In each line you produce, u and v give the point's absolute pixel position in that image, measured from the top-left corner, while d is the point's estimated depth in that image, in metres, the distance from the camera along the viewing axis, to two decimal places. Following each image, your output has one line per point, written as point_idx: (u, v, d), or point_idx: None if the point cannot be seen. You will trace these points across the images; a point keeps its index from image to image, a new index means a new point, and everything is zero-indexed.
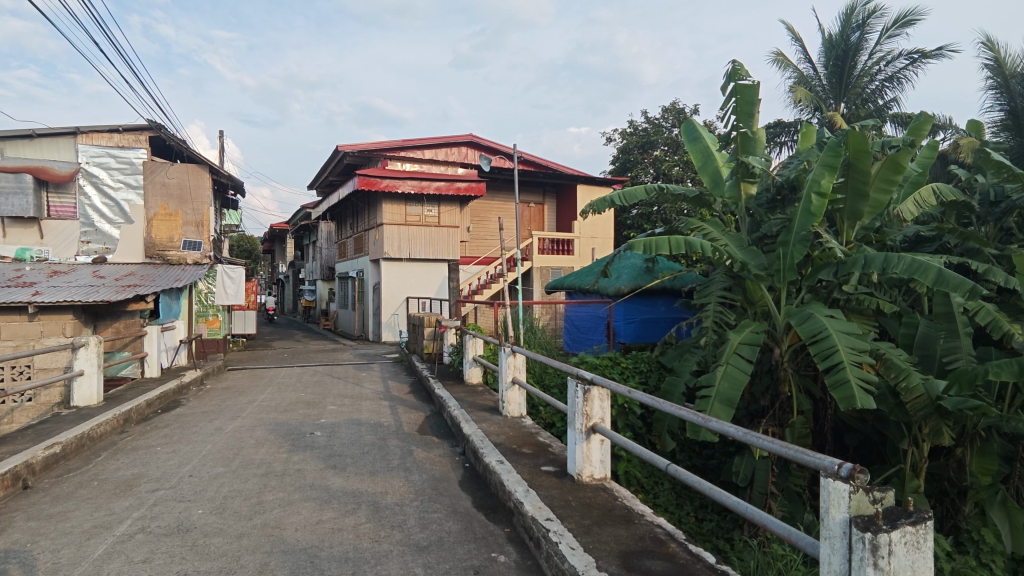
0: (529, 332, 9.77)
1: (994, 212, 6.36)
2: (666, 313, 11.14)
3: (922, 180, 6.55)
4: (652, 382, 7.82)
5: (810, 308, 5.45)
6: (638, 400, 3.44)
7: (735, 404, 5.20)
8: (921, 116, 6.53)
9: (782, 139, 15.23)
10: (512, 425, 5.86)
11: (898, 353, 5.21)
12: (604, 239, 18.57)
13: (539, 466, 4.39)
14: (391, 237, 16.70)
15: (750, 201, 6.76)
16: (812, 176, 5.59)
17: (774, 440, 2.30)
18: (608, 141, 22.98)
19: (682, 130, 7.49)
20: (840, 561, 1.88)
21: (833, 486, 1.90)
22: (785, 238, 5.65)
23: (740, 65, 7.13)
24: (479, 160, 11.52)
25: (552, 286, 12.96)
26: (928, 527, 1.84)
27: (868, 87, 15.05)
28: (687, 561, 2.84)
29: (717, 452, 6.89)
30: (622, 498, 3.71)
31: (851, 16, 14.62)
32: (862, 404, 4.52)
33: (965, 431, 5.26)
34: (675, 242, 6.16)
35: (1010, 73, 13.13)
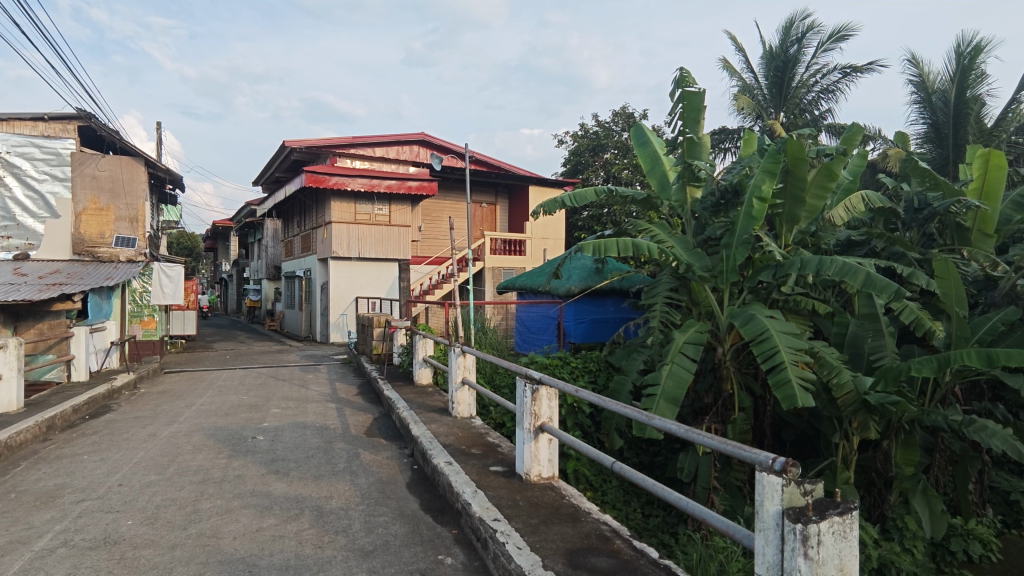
0: (480, 332, 9.75)
1: (917, 218, 6.75)
2: (614, 313, 11.32)
3: (853, 188, 6.93)
4: (600, 381, 7.91)
5: (751, 308, 5.65)
6: (585, 398, 3.48)
7: (679, 402, 5.33)
8: (853, 126, 6.88)
9: (725, 145, 15.76)
10: (462, 426, 5.82)
11: (831, 351, 5.45)
12: (555, 240, 18.76)
13: (487, 467, 4.37)
14: (339, 236, 16.34)
15: (695, 204, 6.97)
16: (753, 182, 5.81)
17: (714, 437, 2.36)
18: (560, 143, 23.19)
19: (632, 134, 7.64)
20: (774, 552, 1.95)
21: (767, 479, 1.96)
22: (728, 240, 5.86)
23: (687, 72, 7.32)
24: (430, 159, 11.40)
25: (504, 286, 13.00)
26: (854, 517, 1.92)
27: (806, 97, 15.77)
28: (631, 557, 2.88)
29: (663, 449, 7.05)
30: (569, 496, 3.74)
31: (790, 30, 15.28)
32: (801, 402, 4.71)
33: (890, 424, 5.57)
34: (623, 244, 6.29)
35: (932, 89, 14.04)
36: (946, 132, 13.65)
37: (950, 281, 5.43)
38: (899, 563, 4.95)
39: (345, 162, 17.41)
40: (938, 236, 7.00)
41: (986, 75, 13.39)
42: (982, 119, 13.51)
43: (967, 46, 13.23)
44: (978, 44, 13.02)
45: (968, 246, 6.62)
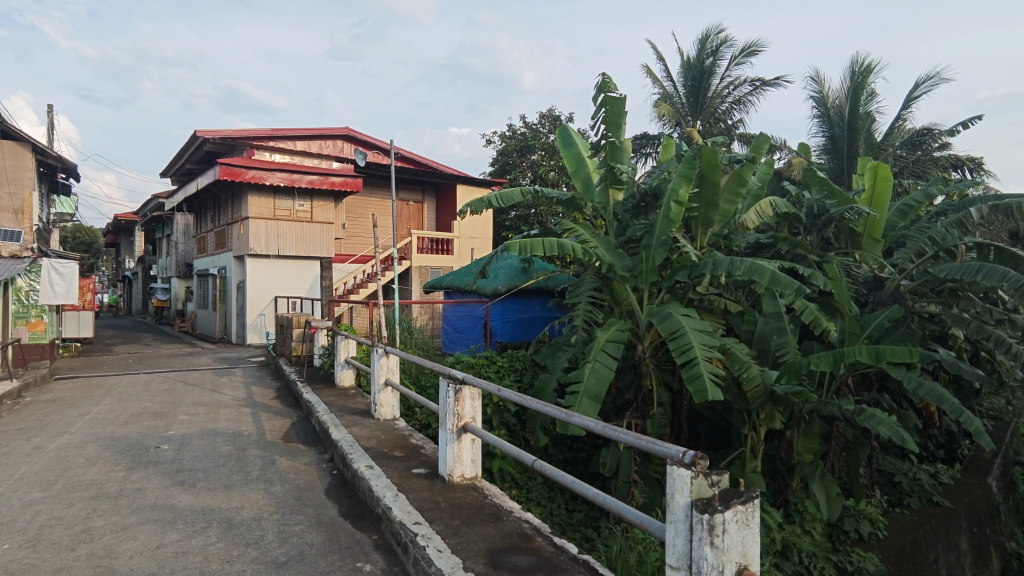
0: (405, 332, 9.57)
1: (817, 223, 7.25)
2: (540, 313, 11.53)
3: (761, 193, 7.43)
4: (526, 380, 7.95)
5: (668, 307, 5.88)
6: (508, 398, 3.52)
7: (601, 398, 5.46)
8: (761, 136, 7.31)
9: (646, 150, 16.35)
10: (384, 428, 5.69)
11: (741, 347, 5.76)
12: (482, 239, 18.74)
13: (410, 469, 4.29)
14: (257, 232, 15.55)
15: (618, 207, 7.16)
16: (671, 186, 6.05)
17: (631, 433, 2.43)
18: (488, 142, 23.28)
19: (557, 136, 7.75)
20: (683, 542, 2.03)
21: (678, 472, 2.04)
22: (648, 241, 6.08)
23: (609, 78, 7.50)
24: (354, 155, 11.06)
25: (430, 286, 12.86)
26: (756, 504, 2.02)
27: (720, 107, 16.62)
28: (551, 553, 2.91)
29: (586, 445, 7.20)
30: (491, 496, 3.73)
31: (706, 43, 16.05)
32: (712, 395, 4.95)
33: (793, 415, 5.96)
34: (548, 244, 6.38)
35: (830, 104, 15.21)
36: (841, 145, 14.82)
37: (844, 283, 5.91)
38: (799, 544, 5.33)
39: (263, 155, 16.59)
40: (834, 240, 7.59)
41: (875, 94, 14.67)
42: (872, 134, 14.78)
43: (859, 67, 14.43)
44: (869, 66, 14.23)
45: (860, 249, 7.22)
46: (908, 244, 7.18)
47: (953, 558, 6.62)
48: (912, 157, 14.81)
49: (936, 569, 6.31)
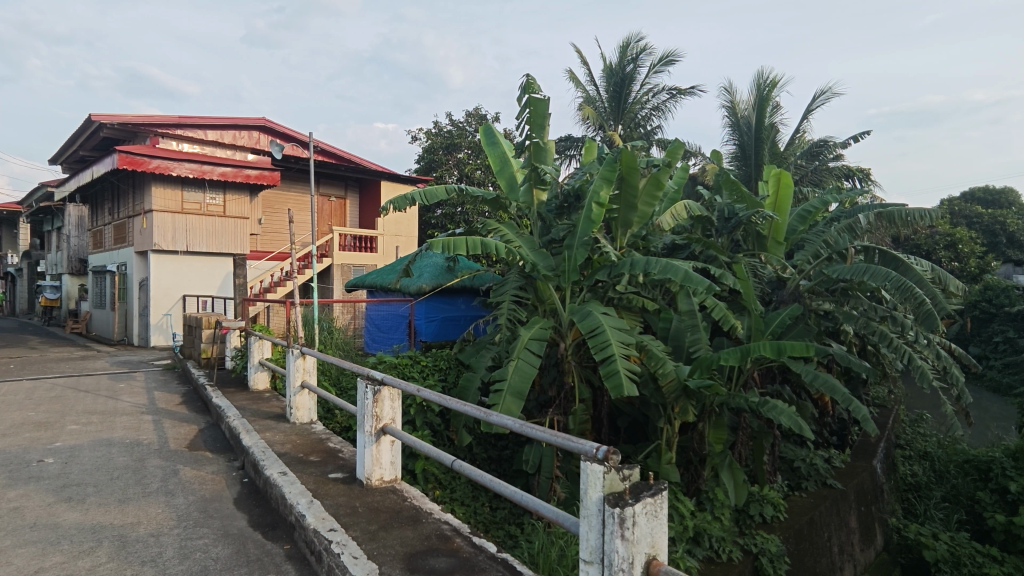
0: (326, 332, 9.23)
1: (727, 225, 7.69)
2: (465, 311, 11.56)
3: (677, 197, 7.81)
4: (451, 379, 7.84)
5: (589, 305, 6.02)
6: (427, 398, 3.52)
7: (525, 396, 5.51)
8: (677, 141, 7.63)
9: (570, 152, 16.70)
10: (300, 433, 5.45)
11: (657, 344, 5.98)
12: (407, 237, 18.43)
13: (326, 474, 4.14)
14: (161, 226, 14.49)
15: (541, 206, 7.24)
16: (592, 188, 6.21)
17: (548, 431, 2.50)
18: (413, 139, 22.94)
19: (482, 135, 7.72)
20: (596, 537, 2.09)
21: (591, 468, 2.10)
22: (570, 242, 6.19)
23: (533, 80, 7.56)
24: (270, 147, 10.52)
25: (352, 284, 12.49)
26: (665, 496, 2.08)
27: (640, 113, 17.20)
28: (470, 554, 2.90)
29: (510, 442, 7.21)
30: (411, 498, 3.67)
31: (627, 50, 16.58)
32: (628, 390, 5.11)
33: (704, 408, 6.26)
34: (471, 243, 6.38)
35: (739, 113, 16.13)
36: (749, 153, 15.77)
37: (749, 283, 6.29)
38: (710, 530, 5.61)
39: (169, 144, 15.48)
40: (743, 242, 8.06)
41: (779, 107, 15.73)
42: (776, 144, 15.84)
43: (765, 80, 15.41)
44: (773, 80, 15.22)
45: (765, 251, 7.70)
46: (807, 247, 7.65)
47: (844, 535, 7.21)
48: (811, 166, 15.98)
49: (829, 546, 6.84)
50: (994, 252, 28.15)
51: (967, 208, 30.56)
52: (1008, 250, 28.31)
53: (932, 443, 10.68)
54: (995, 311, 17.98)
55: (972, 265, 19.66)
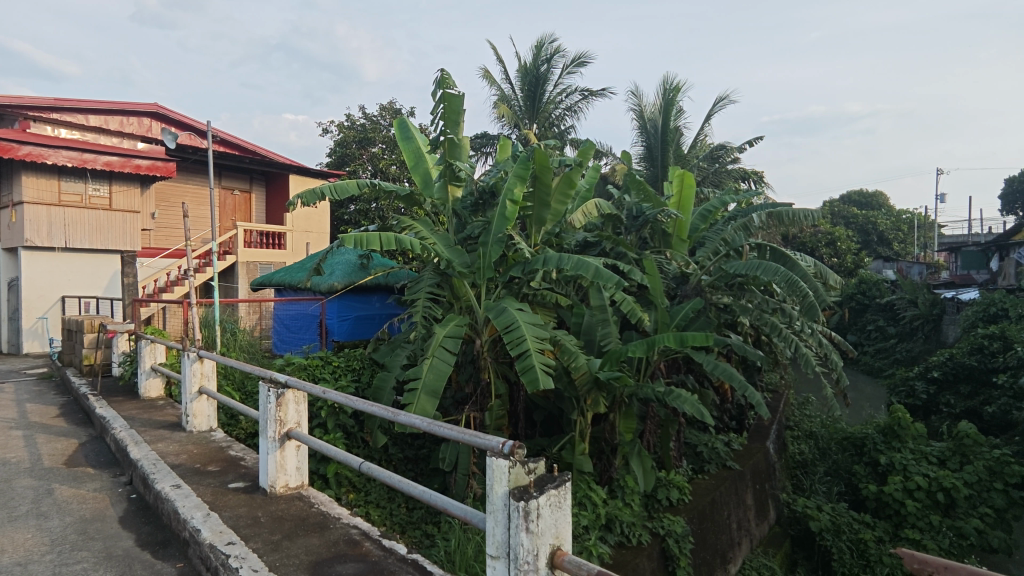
0: (228, 334, 8.66)
1: (635, 224, 8.01)
2: (379, 310, 11.34)
3: (589, 196, 8.01)
4: (364, 379, 7.49)
5: (504, 302, 6.06)
6: (333, 400, 3.54)
7: (440, 394, 5.46)
8: (588, 141, 7.83)
9: (487, 149, 16.74)
10: (198, 442, 5.10)
11: (570, 339, 6.12)
12: (319, 233, 17.72)
13: (225, 485, 3.90)
14: (34, 220, 13.05)
15: (456, 203, 7.20)
16: (507, 185, 6.25)
17: (455, 428, 2.50)
18: (324, 132, 22.11)
19: (395, 129, 7.54)
20: (502, 531, 2.11)
21: (497, 463, 2.12)
22: (485, 239, 6.21)
23: (447, 75, 7.48)
24: (161, 136, 9.71)
25: (259, 283, 11.85)
26: (568, 488, 2.14)
27: (554, 112, 17.51)
28: (379, 557, 2.83)
29: (427, 441, 7.09)
30: (318, 504, 3.54)
31: (541, 50, 16.81)
32: (542, 384, 5.19)
33: (615, 399, 6.49)
34: (385, 239, 6.25)
35: (646, 116, 16.84)
36: (656, 154, 16.50)
37: (657, 278, 6.58)
38: (621, 516, 5.83)
39: (43, 129, 13.84)
40: (649, 239, 8.41)
41: (683, 111, 16.57)
42: (680, 146, 16.70)
43: (670, 86, 16.19)
44: (677, 85, 16.01)
45: (670, 248, 8.09)
46: (707, 244, 8.24)
47: (741, 512, 7.74)
48: (712, 168, 17.04)
49: (729, 524, 7.31)
50: (866, 249, 31.36)
51: (844, 210, 33.68)
52: (879, 248, 31.64)
53: (816, 423, 11.68)
54: (868, 302, 20.05)
55: (848, 261, 21.82)
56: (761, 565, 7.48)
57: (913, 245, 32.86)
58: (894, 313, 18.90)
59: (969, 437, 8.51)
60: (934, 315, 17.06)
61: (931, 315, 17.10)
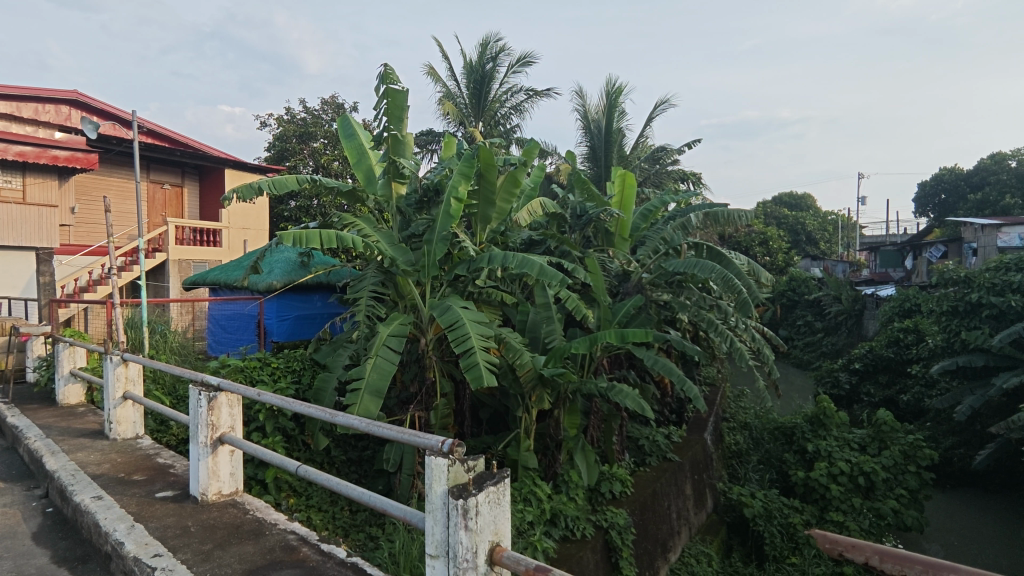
0: (158, 336, 8.23)
1: (579, 223, 8.16)
2: (321, 309, 11.01)
3: (534, 194, 8.05)
4: (305, 381, 7.26)
5: (448, 300, 6.03)
6: (269, 402, 3.46)
7: (384, 393, 5.38)
8: (532, 140, 7.87)
9: (432, 147, 16.60)
10: (122, 450, 4.82)
11: (515, 336, 6.15)
12: (257, 230, 17.06)
13: (152, 494, 3.70)
14: None
15: (400, 200, 7.10)
16: (451, 183, 6.22)
17: (395, 428, 2.49)
18: (262, 125, 21.34)
19: (337, 124, 7.35)
20: (441, 530, 2.11)
21: (436, 462, 2.12)
22: (429, 237, 6.16)
23: (391, 71, 7.36)
24: (81, 125, 9.11)
25: (191, 282, 11.30)
26: (506, 484, 2.16)
27: (499, 111, 17.53)
28: (317, 562, 2.77)
29: (371, 442, 6.95)
30: (253, 510, 3.42)
31: (486, 49, 16.80)
32: (487, 381, 5.20)
33: (560, 395, 6.57)
34: (326, 236, 6.10)
35: (590, 116, 17.12)
36: (599, 154, 16.81)
37: (600, 276, 6.71)
38: (565, 510, 5.91)
39: None
40: (593, 238, 8.56)
41: (625, 113, 16.95)
42: (623, 147, 17.08)
43: (613, 88, 16.53)
44: (620, 88, 16.36)
45: (612, 247, 8.26)
46: (647, 243, 8.47)
47: (681, 502, 8.00)
48: (653, 169, 17.55)
49: (669, 514, 7.53)
50: (796, 248, 33.03)
51: (776, 211, 35.34)
52: (807, 247, 33.42)
53: (750, 414, 12.23)
54: (798, 299, 21.15)
55: (779, 259, 22.95)
56: (699, 552, 7.76)
57: (838, 244, 34.92)
58: (820, 309, 20.04)
59: (886, 424, 9.08)
60: (856, 310, 18.19)
61: (854, 310, 18.22)
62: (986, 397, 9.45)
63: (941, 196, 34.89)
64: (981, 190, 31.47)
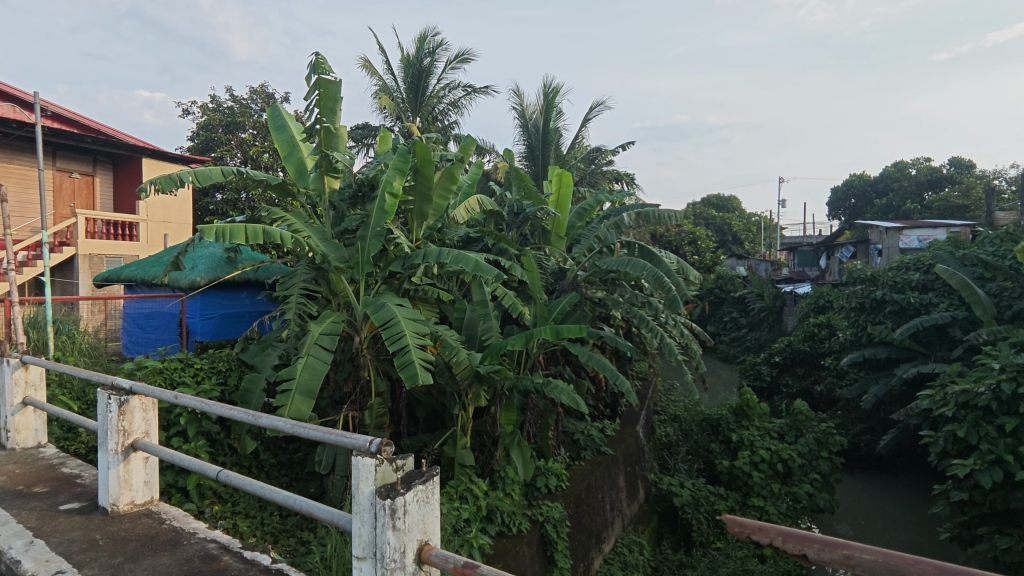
0: (65, 337, 7.63)
1: (516, 220, 8.26)
2: (249, 307, 10.54)
3: (471, 191, 7.99)
4: (231, 382, 6.92)
5: (383, 298, 5.92)
6: (187, 405, 3.29)
7: (315, 394, 5.22)
8: (469, 137, 7.83)
9: (368, 141, 16.23)
10: (22, 460, 4.45)
11: (451, 334, 6.11)
12: (179, 223, 16.06)
13: (55, 507, 3.44)
14: None
15: (334, 195, 6.87)
16: (385, 178, 6.11)
17: (321, 429, 2.44)
18: (185, 113, 20.18)
19: (266, 114, 7.05)
20: (368, 531, 2.09)
21: (363, 462, 2.09)
22: (362, 233, 6.02)
23: (323, 60, 7.12)
24: None
25: (104, 278, 10.56)
26: (436, 483, 2.15)
27: (437, 107, 17.35)
28: (239, 571, 2.67)
29: (302, 444, 6.71)
30: (170, 519, 3.25)
31: (424, 43, 16.59)
32: (422, 379, 5.14)
33: (496, 392, 6.59)
34: (253, 231, 5.84)
35: (527, 115, 17.25)
36: (536, 153, 16.99)
37: (536, 274, 6.79)
38: (501, 506, 5.93)
39: None
40: (530, 236, 8.65)
41: (562, 113, 17.20)
42: (560, 147, 17.33)
43: (550, 88, 16.73)
44: (557, 88, 16.58)
45: (549, 245, 8.38)
46: (582, 241, 8.62)
47: (614, 494, 8.21)
48: (589, 169, 17.89)
49: (603, 505, 7.72)
50: (723, 248, 34.58)
51: (705, 211, 36.88)
52: (733, 246, 35.08)
53: (680, 407, 12.71)
54: (724, 296, 22.17)
55: (707, 258, 23.97)
56: (631, 542, 8.01)
57: (760, 244, 36.85)
58: (745, 306, 21.11)
59: (802, 413, 9.68)
60: (776, 307, 19.25)
61: (774, 307, 19.26)
62: (888, 386, 10.25)
63: (851, 201, 37.46)
64: (886, 195, 34.07)
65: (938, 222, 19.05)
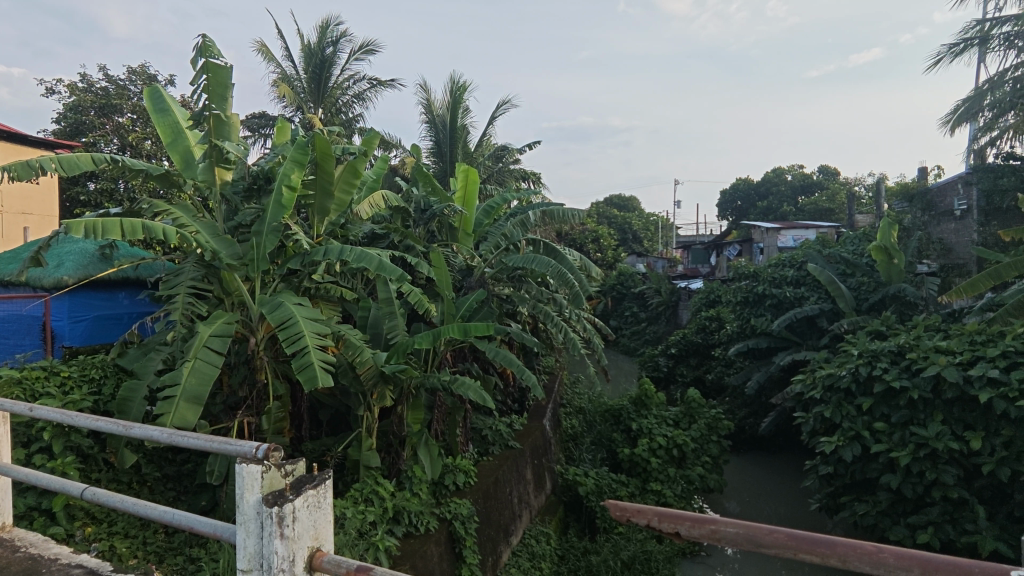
0: None
1: (423, 217, 8.24)
2: (128, 308, 9.56)
3: (377, 186, 7.71)
4: (107, 391, 6.31)
5: (280, 296, 5.64)
6: (46, 418, 2.95)
7: (203, 399, 4.88)
8: (372, 131, 7.62)
9: (265, 131, 15.38)
10: None
11: (354, 333, 5.93)
12: (40, 216, 14.33)
13: None
14: None
15: (226, 187, 6.42)
16: (282, 170, 5.81)
17: (202, 437, 2.30)
18: (48, 90, 18.04)
19: (145, 97, 6.46)
20: (254, 541, 1.99)
21: (248, 470, 1.99)
22: (258, 228, 5.69)
23: (211, 44, 6.65)
24: None
25: None
26: (328, 486, 2.08)
27: (340, 99, 16.73)
28: None
29: (192, 455, 6.26)
30: (28, 546, 2.92)
31: (326, 32, 15.97)
32: (321, 381, 4.94)
33: (402, 391, 6.48)
34: (131, 227, 5.34)
35: (435, 111, 17.10)
36: (444, 150, 16.87)
37: (443, 271, 6.72)
38: (408, 506, 5.84)
39: None
40: (437, 233, 8.59)
41: (470, 110, 17.19)
42: (468, 144, 17.33)
43: (457, 85, 16.67)
44: (464, 85, 16.54)
45: (456, 242, 8.34)
46: (488, 239, 8.66)
47: (522, 486, 8.35)
48: (496, 166, 18.02)
49: (511, 499, 7.82)
50: (623, 246, 36.14)
51: (608, 211, 38.37)
52: (633, 244, 36.73)
53: (584, 399, 13.13)
54: (625, 292, 23.25)
55: (609, 256, 24.92)
56: (538, 533, 8.17)
57: (658, 243, 38.92)
58: (644, 301, 22.24)
59: (695, 401, 10.34)
60: (672, 301, 20.43)
61: (671, 301, 20.42)
62: (768, 373, 11.22)
63: (736, 203, 40.40)
64: (767, 198, 37.14)
65: (810, 224, 21.07)
